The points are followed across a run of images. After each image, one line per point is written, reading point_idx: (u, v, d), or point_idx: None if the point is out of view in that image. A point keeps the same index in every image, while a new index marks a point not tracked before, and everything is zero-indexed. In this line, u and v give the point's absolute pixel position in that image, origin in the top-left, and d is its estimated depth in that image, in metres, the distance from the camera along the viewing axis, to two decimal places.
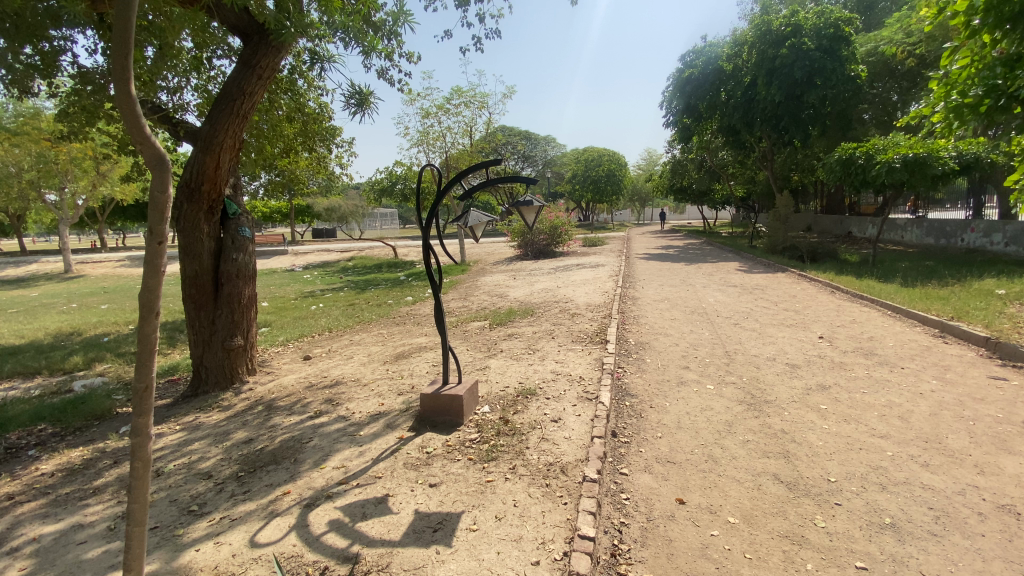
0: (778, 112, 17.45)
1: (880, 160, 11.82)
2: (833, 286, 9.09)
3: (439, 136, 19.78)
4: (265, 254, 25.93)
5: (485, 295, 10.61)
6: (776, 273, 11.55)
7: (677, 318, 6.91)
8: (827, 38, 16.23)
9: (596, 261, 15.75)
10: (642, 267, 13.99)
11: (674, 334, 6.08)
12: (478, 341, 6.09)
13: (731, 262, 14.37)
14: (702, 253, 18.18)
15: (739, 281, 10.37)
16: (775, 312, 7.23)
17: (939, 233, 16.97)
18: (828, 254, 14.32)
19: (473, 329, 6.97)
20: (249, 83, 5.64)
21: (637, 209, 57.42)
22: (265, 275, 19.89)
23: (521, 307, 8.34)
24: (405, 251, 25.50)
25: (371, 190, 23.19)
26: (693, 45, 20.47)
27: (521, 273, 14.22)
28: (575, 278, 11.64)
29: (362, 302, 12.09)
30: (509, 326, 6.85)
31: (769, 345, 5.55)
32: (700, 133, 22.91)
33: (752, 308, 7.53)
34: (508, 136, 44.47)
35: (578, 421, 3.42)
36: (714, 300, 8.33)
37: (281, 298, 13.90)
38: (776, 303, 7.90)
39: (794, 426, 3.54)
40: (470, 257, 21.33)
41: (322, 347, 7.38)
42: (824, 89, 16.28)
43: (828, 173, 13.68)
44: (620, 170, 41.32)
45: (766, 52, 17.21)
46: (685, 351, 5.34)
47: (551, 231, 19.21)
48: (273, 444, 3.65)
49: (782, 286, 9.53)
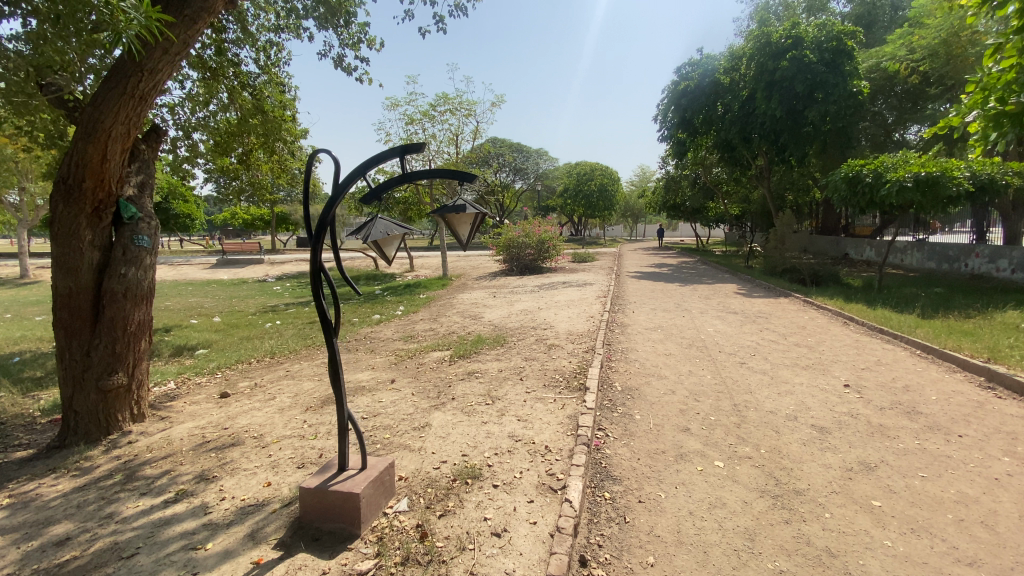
0: (777, 127, 16.70)
1: (890, 179, 10.90)
2: (844, 316, 8.10)
3: (423, 144, 18.75)
4: (240, 263, 24.65)
5: (458, 316, 9.48)
6: (778, 298, 10.59)
7: (673, 354, 5.87)
8: (828, 51, 15.51)
9: (584, 279, 14.70)
10: (633, 286, 12.99)
11: (667, 377, 4.99)
12: (430, 380, 4.96)
13: (728, 284, 13.41)
14: (696, 273, 17.26)
15: (740, 306, 9.32)
16: (786, 348, 6.18)
17: (942, 257, 16.16)
18: (830, 277, 13.39)
19: (429, 361, 5.84)
20: (149, 56, 4.60)
21: (630, 225, 56.73)
22: (233, 286, 18.65)
23: (492, 333, 7.23)
24: (387, 263, 24.36)
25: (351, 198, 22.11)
26: (689, 58, 19.77)
27: (503, 290, 13.16)
28: (559, 298, 10.56)
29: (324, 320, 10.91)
30: (472, 358, 5.74)
31: (785, 396, 4.48)
32: (694, 148, 22.16)
33: (758, 342, 6.48)
34: (499, 149, 43.60)
35: (529, 539, 2.30)
36: (714, 330, 7.27)
37: (239, 313, 12.67)
38: (786, 336, 6.85)
39: (842, 541, 2.45)
40: (454, 271, 20.25)
41: (252, 380, 6.19)
42: (826, 104, 15.53)
43: (831, 192, 12.82)
44: (612, 185, 40.57)
45: (765, 64, 16.47)
46: (683, 404, 4.25)
47: (538, 246, 18.18)
48: (86, 555, 2.50)
49: (787, 314, 8.52)
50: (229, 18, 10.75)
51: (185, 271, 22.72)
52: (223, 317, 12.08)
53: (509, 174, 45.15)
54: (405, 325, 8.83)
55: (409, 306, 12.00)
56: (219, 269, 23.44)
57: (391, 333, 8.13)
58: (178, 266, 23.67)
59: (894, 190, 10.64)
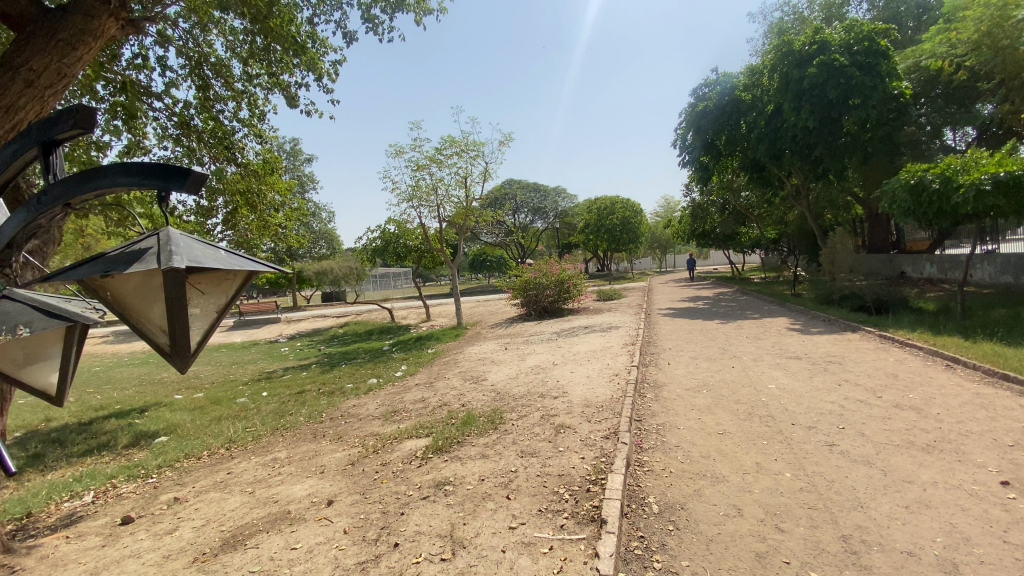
0: (811, 140, 15.12)
1: (962, 183, 9.07)
2: (943, 357, 6.30)
3: (432, 189, 17.89)
4: (256, 323, 24.05)
5: (459, 377, 8.05)
6: (843, 333, 8.78)
7: (730, 436, 4.25)
8: (860, 53, 14.02)
9: (609, 321, 13.08)
10: (666, 328, 11.30)
11: (726, 481, 3.40)
12: (379, 499, 3.49)
13: (779, 318, 11.55)
14: (736, 306, 15.41)
15: (801, 349, 7.55)
16: (886, 416, 4.45)
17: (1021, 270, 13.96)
18: (898, 302, 11.45)
19: (397, 458, 4.39)
20: (5, 91, 3.37)
21: (658, 257, 54.67)
22: (240, 350, 17.83)
23: (488, 405, 5.74)
24: (404, 313, 23.26)
25: (364, 250, 21.41)
26: (704, 77, 18.56)
27: (517, 340, 11.68)
28: (579, 349, 9.01)
29: (315, 389, 9.65)
30: (452, 452, 4.26)
31: (919, 516, 2.79)
32: (719, 171, 20.60)
33: (843, 407, 4.76)
34: (516, 190, 42.81)
35: None
36: (776, 389, 5.58)
37: (231, 383, 11.61)
38: (877, 393, 5.10)
39: None
40: (471, 318, 18.92)
41: (182, 490, 4.87)
42: (865, 109, 13.88)
43: (889, 204, 10.99)
44: (636, 217, 39.16)
45: (789, 74, 14.97)
46: (761, 543, 2.66)
47: (558, 287, 16.70)
48: None
49: (866, 357, 6.70)
50: (209, 73, 10.14)
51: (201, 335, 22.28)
52: (211, 389, 11.05)
53: (528, 215, 44.54)
54: (395, 396, 7.42)
55: (411, 365, 10.66)
56: (235, 331, 22.89)
57: (374, 409, 6.74)
58: None
59: (970, 199, 8.77)
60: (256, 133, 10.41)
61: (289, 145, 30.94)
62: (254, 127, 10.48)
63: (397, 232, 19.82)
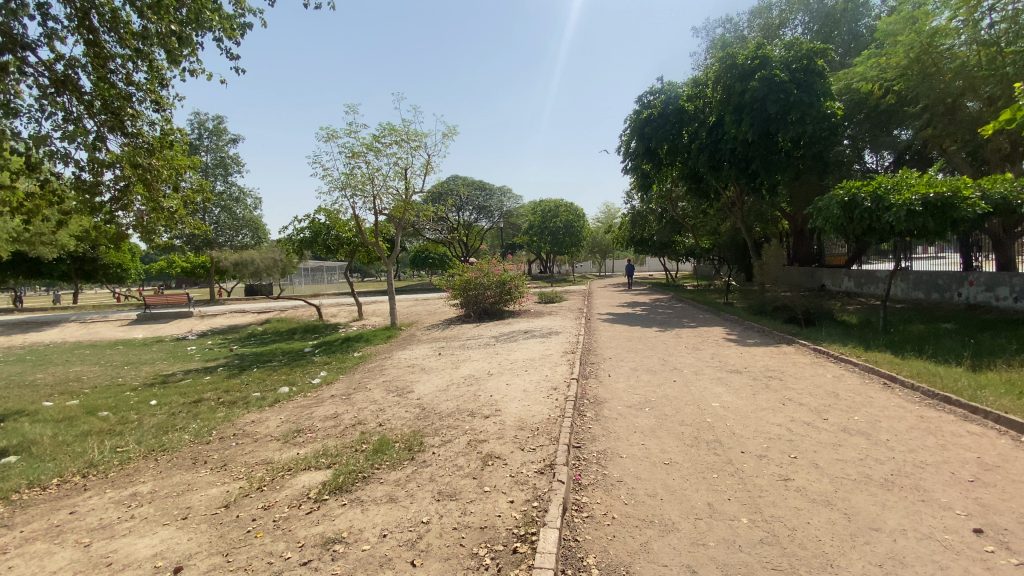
0: (749, 152, 15.46)
1: (894, 202, 9.38)
2: (878, 374, 6.26)
3: (369, 179, 16.72)
4: (164, 317, 21.70)
5: (382, 387, 7.23)
6: (779, 345, 8.76)
7: (677, 465, 3.77)
8: (799, 71, 14.47)
9: (549, 325, 12.62)
10: (607, 334, 10.98)
11: (677, 530, 2.88)
12: (245, 565, 2.68)
13: (716, 328, 11.56)
14: (674, 314, 15.49)
15: (740, 362, 7.35)
16: (835, 442, 4.16)
17: (930, 286, 14.94)
18: (825, 314, 11.81)
19: (284, 499, 3.56)
20: None
21: (599, 262, 55.58)
22: (141, 347, 15.85)
23: (409, 426, 4.99)
24: (333, 311, 21.80)
25: (291, 241, 19.80)
26: (651, 85, 18.57)
27: (452, 344, 10.94)
28: (517, 357, 8.41)
29: (215, 398, 8.43)
30: (354, 492, 3.49)
31: None
32: (660, 180, 20.84)
33: (791, 431, 4.43)
34: (461, 187, 41.82)
35: None
36: (720, 406, 5.21)
37: (116, 388, 10.02)
38: (822, 415, 4.85)
39: None
40: (406, 318, 17.92)
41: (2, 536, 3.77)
42: (801, 125, 14.31)
43: (822, 218, 11.27)
44: (578, 221, 39.47)
45: (733, 86, 15.20)
46: None
47: (499, 288, 16.09)
48: None
49: (804, 372, 6.55)
50: (101, 25, 8.49)
51: (95, 329, 19.72)
52: (90, 395, 9.46)
53: (473, 213, 43.04)
54: (302, 411, 6.47)
55: (332, 371, 9.63)
56: (137, 325, 20.45)
57: (275, 428, 5.77)
58: (88, 325, 20.50)
59: (902, 217, 9.09)
60: (155, 99, 9.05)
61: (211, 122, 28.37)
62: (157, 95, 9.13)
63: (329, 223, 18.44)
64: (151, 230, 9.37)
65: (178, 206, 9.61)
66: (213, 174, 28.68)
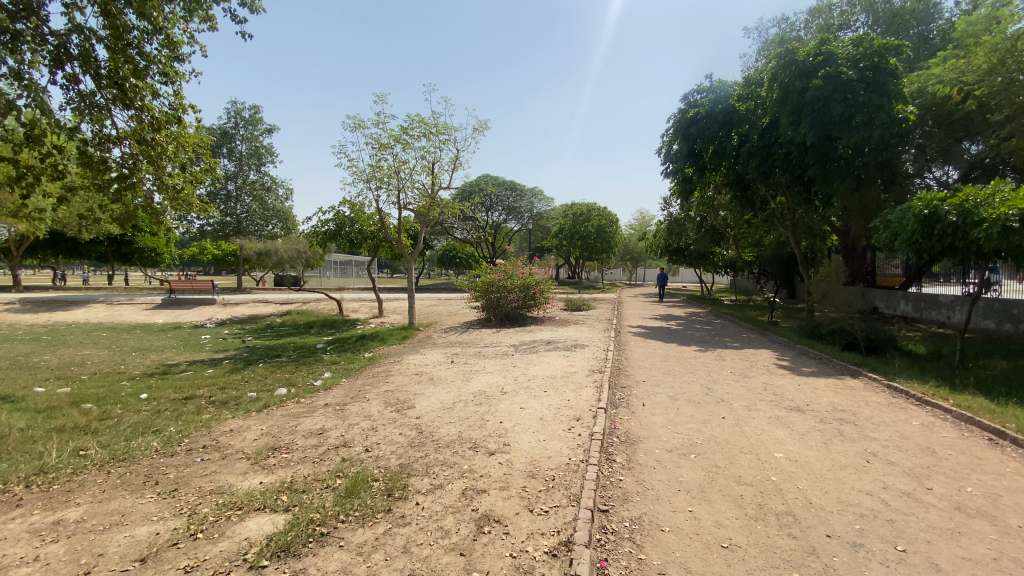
0: (805, 158, 14.10)
1: (987, 218, 7.99)
2: (981, 426, 5.01)
3: (395, 172, 16.05)
4: (188, 303, 21.65)
5: (381, 399, 6.38)
6: (842, 378, 7.54)
7: (740, 552, 2.75)
8: (869, 69, 13.05)
9: (576, 337, 11.60)
10: (639, 351, 9.90)
11: None
12: None
13: (762, 350, 10.32)
14: (712, 330, 14.25)
15: (800, 397, 6.18)
16: (954, 529, 3.04)
17: (1003, 316, 13.20)
18: (889, 342, 10.43)
19: (211, 560, 2.72)
20: None
21: (629, 270, 54.02)
22: (158, 333, 15.65)
23: (398, 458, 4.10)
24: (354, 306, 21.30)
25: (315, 232, 19.38)
26: (698, 83, 17.31)
27: (468, 351, 10.07)
28: (537, 373, 7.44)
29: (206, 397, 7.78)
30: (302, 559, 2.63)
31: None
32: (702, 186, 19.53)
33: (887, 505, 3.34)
34: (493, 187, 41.12)
35: None
36: (785, 459, 4.12)
37: (115, 376, 9.53)
38: (923, 482, 3.71)
39: None
40: (425, 318, 17.21)
41: None
42: (867, 130, 12.92)
43: (891, 234, 9.91)
44: (611, 227, 38.12)
45: (791, 85, 13.86)
46: None
47: (523, 292, 15.17)
48: None
49: (884, 417, 5.35)
50: None
51: (119, 311, 19.75)
52: (85, 382, 8.99)
53: (501, 214, 42.14)
54: (286, 422, 5.66)
55: (336, 373, 8.86)
56: (160, 310, 20.39)
57: (249, 443, 4.97)
58: (114, 307, 20.58)
59: (995, 235, 7.69)
60: (164, 72, 8.48)
61: (247, 111, 28.60)
62: (169, 68, 8.58)
63: (353, 215, 17.89)
64: (158, 211, 8.87)
65: (187, 187, 9.04)
66: (247, 163, 28.76)
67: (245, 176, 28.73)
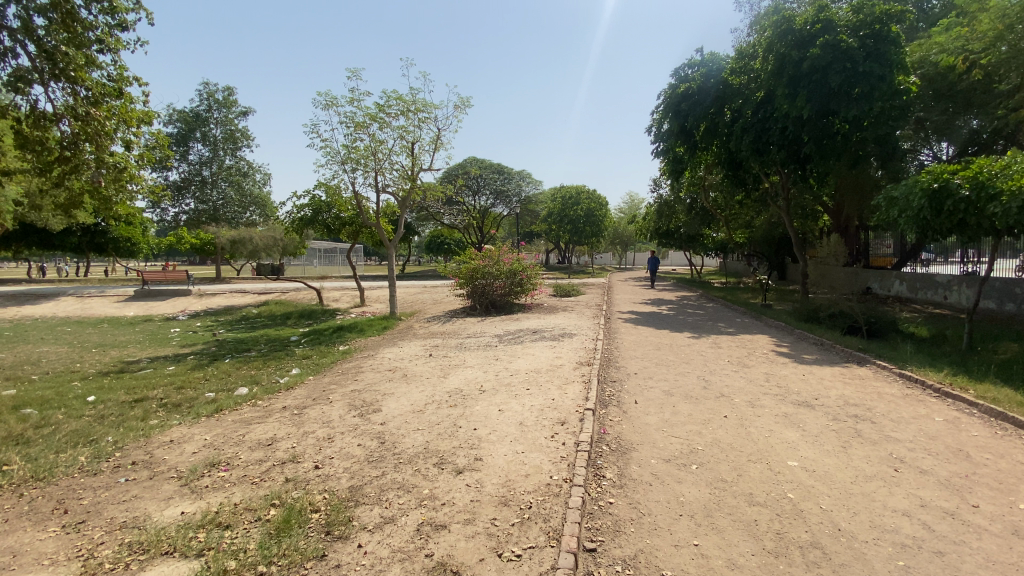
0: (801, 133, 13.47)
1: (1005, 191, 7.48)
2: (1011, 422, 4.49)
3: (373, 153, 15.16)
4: (162, 294, 20.74)
5: (345, 400, 5.73)
6: (847, 366, 7.02)
7: None
8: (869, 37, 12.39)
9: (564, 324, 11.00)
10: (631, 339, 9.33)
11: None
12: None
13: (759, 336, 9.81)
14: (705, 315, 13.74)
15: (806, 390, 5.63)
16: (1018, 564, 2.48)
17: (1005, 295, 12.77)
18: (890, 325, 9.97)
19: None
20: None
21: (619, 253, 53.52)
22: (126, 326, 14.84)
23: (348, 478, 3.47)
24: (335, 295, 20.53)
25: (291, 219, 18.45)
26: (690, 57, 16.56)
27: (449, 343, 9.43)
28: (521, 367, 6.82)
29: (159, 398, 7.09)
30: None
31: None
32: (694, 166, 18.89)
33: (932, 531, 2.77)
34: (480, 170, 40.13)
35: None
36: (801, 470, 3.55)
37: (67, 376, 8.80)
38: (965, 497, 3.16)
39: None
40: (407, 307, 16.53)
41: None
42: (867, 102, 12.31)
43: (895, 211, 9.37)
44: (600, 210, 37.43)
45: (788, 55, 13.14)
46: None
47: (510, 278, 14.52)
48: None
49: (902, 412, 4.81)
50: None
51: (88, 304, 18.83)
52: (33, 383, 8.28)
53: (489, 197, 41.10)
54: (235, 431, 5.00)
55: (305, 369, 8.17)
56: (131, 302, 19.48)
57: (186, 458, 4.32)
58: (82, 300, 19.62)
59: (1014, 210, 7.13)
60: (100, 37, 7.57)
61: (221, 93, 27.30)
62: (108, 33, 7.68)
63: (330, 200, 17.01)
64: (104, 194, 8.08)
65: (133, 167, 8.17)
66: (222, 148, 27.53)
67: (220, 161, 27.52)
